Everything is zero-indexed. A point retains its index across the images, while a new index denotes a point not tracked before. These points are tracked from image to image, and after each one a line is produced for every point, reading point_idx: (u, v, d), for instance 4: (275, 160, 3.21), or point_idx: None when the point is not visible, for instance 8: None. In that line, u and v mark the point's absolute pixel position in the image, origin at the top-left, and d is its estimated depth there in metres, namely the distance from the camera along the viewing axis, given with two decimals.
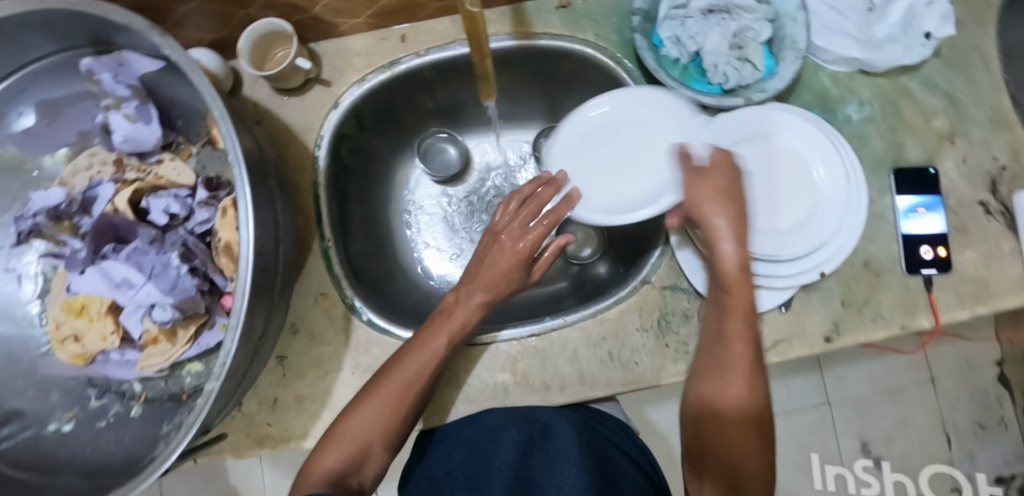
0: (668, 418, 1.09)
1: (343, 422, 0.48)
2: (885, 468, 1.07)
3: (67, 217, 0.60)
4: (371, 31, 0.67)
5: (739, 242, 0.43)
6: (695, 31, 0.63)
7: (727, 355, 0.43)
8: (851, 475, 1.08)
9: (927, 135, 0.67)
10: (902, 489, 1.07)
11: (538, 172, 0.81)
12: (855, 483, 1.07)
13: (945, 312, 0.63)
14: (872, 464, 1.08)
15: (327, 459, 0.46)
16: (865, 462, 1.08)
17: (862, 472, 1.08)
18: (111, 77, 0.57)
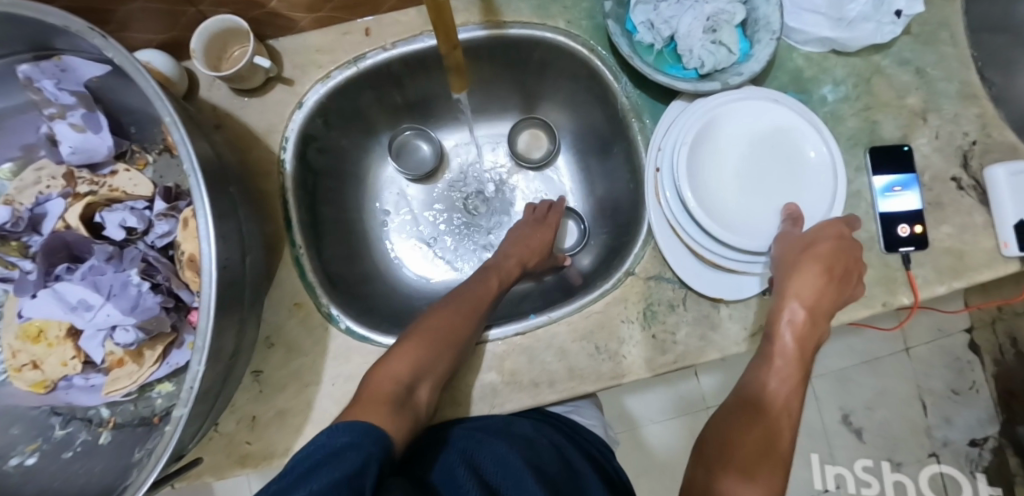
0: (645, 405, 1.10)
1: (397, 352, 0.52)
2: (884, 468, 1.09)
3: (14, 236, 0.57)
4: (333, 26, 0.64)
5: (816, 303, 0.50)
6: (669, 14, 0.62)
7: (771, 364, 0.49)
8: (851, 475, 1.09)
9: (900, 112, 0.67)
10: (902, 489, 1.09)
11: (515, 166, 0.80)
12: (855, 483, 1.09)
13: (923, 288, 0.63)
14: (872, 464, 1.10)
15: (393, 373, 0.50)
16: (866, 462, 1.10)
17: (861, 473, 1.09)
18: (53, 85, 0.53)
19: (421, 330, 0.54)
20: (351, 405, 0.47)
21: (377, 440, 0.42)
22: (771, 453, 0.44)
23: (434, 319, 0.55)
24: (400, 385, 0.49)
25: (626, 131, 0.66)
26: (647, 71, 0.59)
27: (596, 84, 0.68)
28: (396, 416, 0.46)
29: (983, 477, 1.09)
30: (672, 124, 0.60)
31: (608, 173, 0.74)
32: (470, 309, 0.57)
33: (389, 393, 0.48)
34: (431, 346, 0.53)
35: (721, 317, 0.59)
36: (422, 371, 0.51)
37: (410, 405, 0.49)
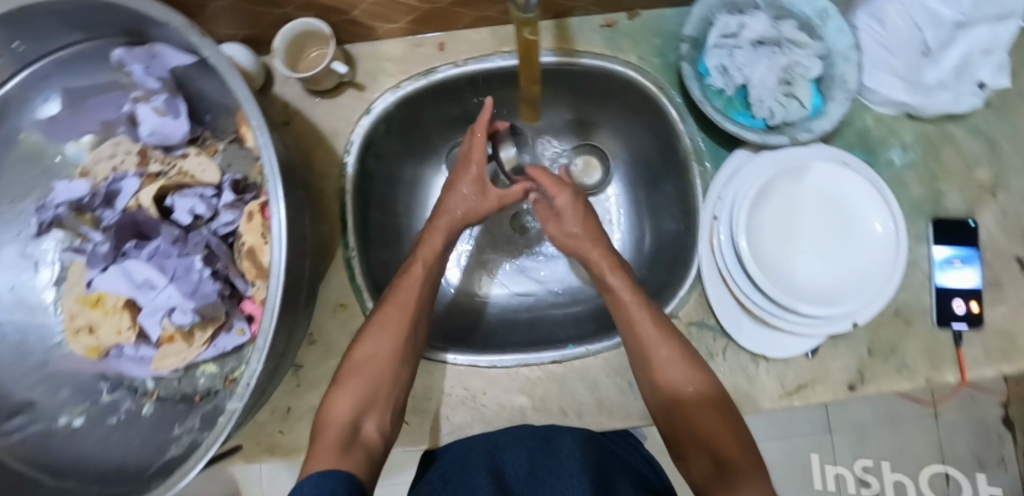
0: None
1: (340, 390, 0.53)
2: (885, 467, 1.07)
3: (89, 210, 0.59)
4: (407, 36, 0.66)
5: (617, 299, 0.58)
6: (743, 62, 0.61)
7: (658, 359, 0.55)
8: (851, 475, 1.07)
9: (968, 184, 0.65)
10: (901, 488, 1.06)
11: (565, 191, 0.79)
12: (855, 483, 1.06)
13: (971, 368, 0.61)
14: (873, 464, 1.07)
15: (337, 418, 0.51)
16: (866, 462, 1.07)
17: (862, 473, 1.07)
18: (141, 69, 0.56)
19: (354, 363, 0.54)
20: (309, 455, 0.46)
21: (341, 479, 0.41)
22: (728, 430, 0.51)
23: (363, 345, 0.55)
24: (344, 428, 0.49)
25: (684, 174, 0.66)
26: (716, 118, 0.59)
27: (658, 120, 0.68)
28: (350, 457, 0.46)
29: (984, 477, 1.06)
30: (737, 173, 0.61)
31: (658, 209, 0.73)
32: (401, 316, 0.56)
33: (340, 436, 0.48)
34: (372, 356, 0.54)
35: (757, 372, 0.60)
36: (366, 405, 0.52)
37: (358, 442, 0.49)
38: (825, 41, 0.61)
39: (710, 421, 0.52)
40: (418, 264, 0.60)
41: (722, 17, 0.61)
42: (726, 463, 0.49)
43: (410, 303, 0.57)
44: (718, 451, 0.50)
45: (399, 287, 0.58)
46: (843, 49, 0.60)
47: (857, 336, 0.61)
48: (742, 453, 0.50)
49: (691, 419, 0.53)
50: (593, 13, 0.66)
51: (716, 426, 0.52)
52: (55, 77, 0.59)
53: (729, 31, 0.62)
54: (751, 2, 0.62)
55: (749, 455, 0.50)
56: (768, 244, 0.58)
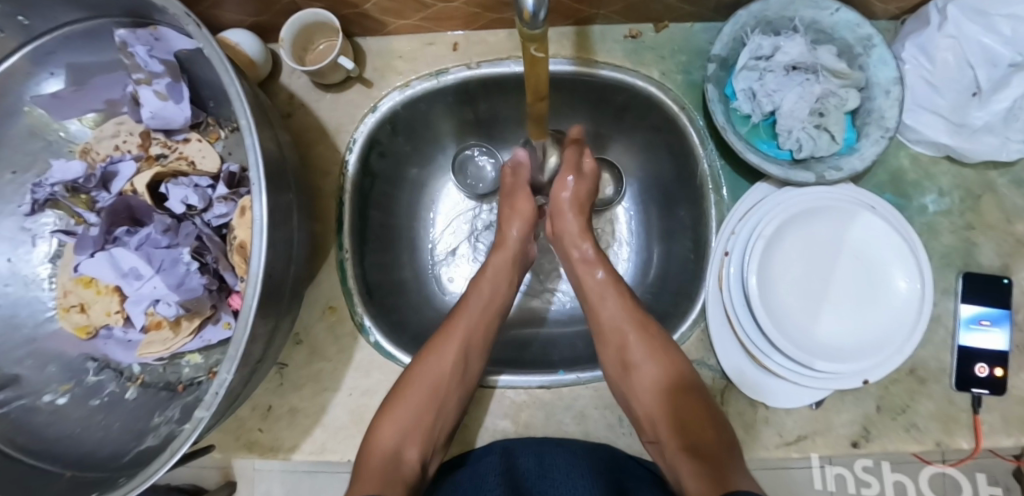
0: None
1: (383, 420, 0.53)
2: (884, 467, 0.98)
3: (84, 191, 0.59)
4: (421, 33, 0.63)
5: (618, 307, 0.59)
6: (774, 88, 0.57)
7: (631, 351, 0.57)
8: (851, 475, 0.98)
9: (1006, 238, 0.60)
10: (903, 491, 0.98)
11: None
12: (855, 484, 0.98)
13: (988, 435, 0.57)
14: (872, 464, 0.98)
15: (382, 446, 0.51)
16: (866, 462, 0.98)
17: (861, 472, 0.99)
18: (145, 51, 0.53)
19: (413, 376, 0.55)
20: (352, 487, 0.47)
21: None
22: (704, 419, 0.51)
23: (410, 380, 0.55)
24: (387, 457, 0.50)
25: (699, 200, 0.62)
26: (738, 147, 0.54)
27: (677, 140, 0.64)
28: (390, 490, 0.46)
29: (984, 475, 0.98)
30: (757, 207, 0.57)
31: (670, 232, 0.69)
32: (458, 342, 0.57)
33: (381, 466, 0.49)
34: (419, 407, 0.54)
35: (757, 418, 0.57)
36: (410, 434, 0.53)
37: (400, 472, 0.50)
38: (865, 72, 0.56)
39: (688, 408, 0.52)
40: (473, 297, 0.61)
41: (755, 37, 0.57)
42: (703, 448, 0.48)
43: (464, 333, 0.58)
44: (695, 436, 0.50)
45: (453, 322, 0.59)
46: (884, 82, 0.55)
47: (867, 391, 0.57)
48: (715, 434, 0.49)
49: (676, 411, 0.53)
50: (618, 22, 0.62)
51: (696, 414, 0.52)
52: (60, 52, 0.57)
53: (762, 53, 0.57)
54: (788, 23, 0.57)
55: (725, 440, 0.49)
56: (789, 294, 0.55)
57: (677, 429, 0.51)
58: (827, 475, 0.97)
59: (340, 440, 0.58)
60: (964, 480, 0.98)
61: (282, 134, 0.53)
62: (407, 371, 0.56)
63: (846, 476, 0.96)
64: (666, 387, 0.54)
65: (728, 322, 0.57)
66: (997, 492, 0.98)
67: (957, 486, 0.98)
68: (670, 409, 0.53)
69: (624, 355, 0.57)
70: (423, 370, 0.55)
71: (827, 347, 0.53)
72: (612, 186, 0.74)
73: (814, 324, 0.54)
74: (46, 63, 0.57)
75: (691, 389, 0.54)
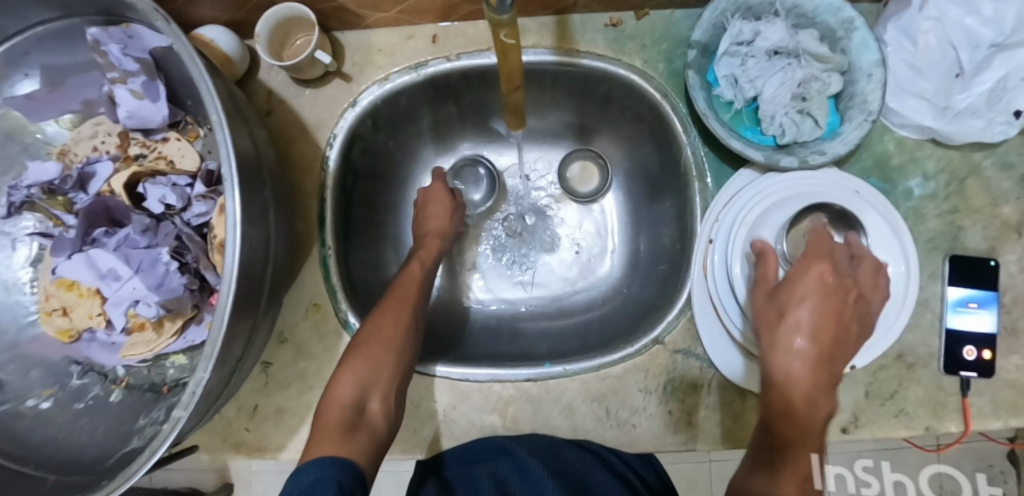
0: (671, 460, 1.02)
1: (342, 371, 0.52)
2: (885, 467, 1.00)
3: (61, 193, 0.58)
4: (400, 27, 0.63)
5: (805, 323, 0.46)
6: (755, 74, 0.57)
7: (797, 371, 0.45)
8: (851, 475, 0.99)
9: (993, 221, 0.59)
10: (902, 488, 0.98)
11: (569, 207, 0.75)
12: (854, 482, 0.99)
13: (977, 419, 0.56)
14: (872, 463, 0.99)
15: (342, 399, 0.50)
16: (866, 461, 0.99)
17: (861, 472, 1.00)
18: (119, 49, 0.52)
19: (365, 341, 0.53)
20: (310, 443, 0.46)
21: (343, 467, 0.43)
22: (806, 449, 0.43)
23: (367, 329, 0.54)
24: (346, 409, 0.49)
25: (685, 190, 0.62)
26: (721, 134, 0.54)
27: (661, 129, 0.64)
28: (350, 443, 0.46)
29: (985, 476, 0.98)
30: (739, 194, 0.57)
31: (655, 223, 0.69)
32: (400, 306, 0.56)
33: (340, 421, 0.48)
34: (380, 351, 0.52)
35: (745, 407, 0.56)
36: (372, 383, 0.50)
37: (364, 424, 0.48)
38: (847, 55, 0.56)
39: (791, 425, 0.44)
40: (415, 267, 0.61)
41: (735, 23, 0.56)
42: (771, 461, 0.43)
43: (410, 297, 0.58)
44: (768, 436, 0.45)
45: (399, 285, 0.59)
46: (866, 64, 0.54)
47: (855, 377, 0.57)
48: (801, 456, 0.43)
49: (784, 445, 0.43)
50: (598, 11, 0.61)
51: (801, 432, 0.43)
52: (34, 53, 0.56)
53: (743, 38, 0.56)
54: (768, 7, 0.57)
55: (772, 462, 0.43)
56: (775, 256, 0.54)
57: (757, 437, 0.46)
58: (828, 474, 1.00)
59: None
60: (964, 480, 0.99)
61: (258, 130, 0.53)
62: (360, 332, 0.54)
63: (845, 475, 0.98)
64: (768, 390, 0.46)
65: (715, 308, 0.57)
66: (996, 491, 0.98)
67: (956, 485, 0.99)
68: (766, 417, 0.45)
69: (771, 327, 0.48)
70: (382, 324, 0.54)
71: None
72: (596, 180, 0.74)
73: None
74: (19, 63, 0.57)
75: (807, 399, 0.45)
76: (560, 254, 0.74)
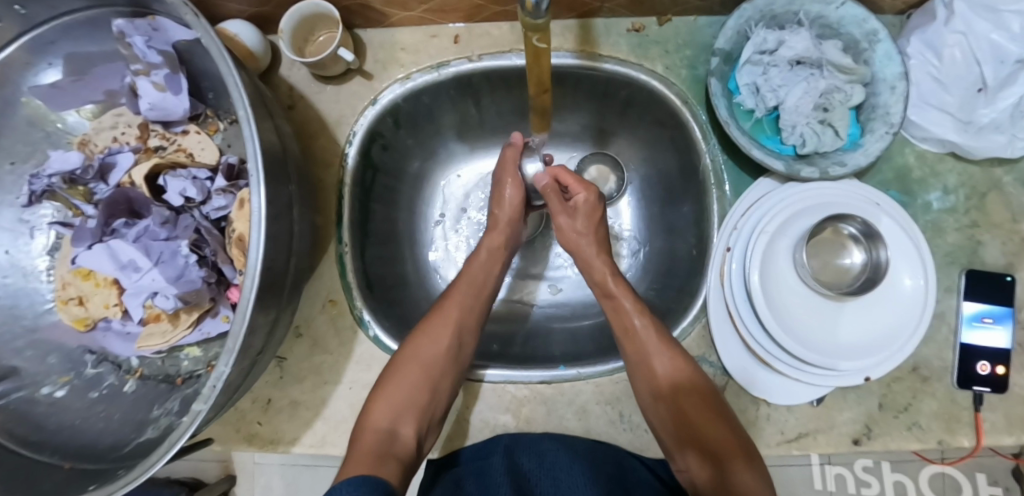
0: None
1: (377, 398, 0.53)
2: (884, 466, 0.98)
3: (81, 182, 0.58)
4: (423, 26, 0.63)
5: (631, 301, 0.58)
6: (778, 83, 0.57)
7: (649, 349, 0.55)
8: (851, 475, 0.98)
9: (1011, 236, 0.59)
10: (902, 489, 0.97)
11: None
12: (854, 483, 0.97)
13: (990, 434, 0.56)
14: (872, 463, 0.98)
15: (376, 423, 0.51)
16: (866, 461, 0.98)
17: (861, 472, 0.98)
18: (142, 42, 0.52)
19: (410, 358, 0.55)
20: (345, 462, 0.46)
21: (373, 488, 0.41)
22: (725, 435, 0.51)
23: (407, 352, 0.55)
24: (380, 435, 0.50)
25: (702, 196, 0.62)
26: (742, 142, 0.54)
27: (681, 135, 0.63)
28: (385, 467, 0.46)
29: (985, 475, 0.98)
30: (758, 203, 0.57)
31: (671, 227, 0.69)
32: (450, 325, 0.57)
33: (376, 445, 0.48)
34: (417, 376, 0.54)
35: (758, 415, 0.56)
36: (405, 412, 0.52)
37: (396, 449, 0.49)
38: (871, 67, 0.56)
39: (707, 421, 0.52)
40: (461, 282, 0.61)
41: (760, 31, 0.56)
42: (722, 456, 0.50)
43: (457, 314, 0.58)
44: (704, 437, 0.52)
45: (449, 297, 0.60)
46: (890, 77, 0.54)
47: (869, 388, 0.57)
48: (736, 442, 0.51)
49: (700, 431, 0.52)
50: (622, 16, 0.61)
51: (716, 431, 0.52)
52: (60, 42, 0.56)
53: (767, 47, 0.56)
54: (793, 17, 0.57)
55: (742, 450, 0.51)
56: (792, 273, 0.54)
57: (697, 444, 0.52)
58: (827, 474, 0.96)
59: (340, 434, 0.58)
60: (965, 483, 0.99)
61: (282, 126, 0.53)
62: (397, 357, 0.56)
63: (845, 476, 0.97)
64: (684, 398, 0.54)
65: (730, 316, 0.57)
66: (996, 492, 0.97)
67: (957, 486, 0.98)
68: (696, 427, 0.52)
69: (638, 368, 0.55)
70: (422, 350, 0.55)
71: (825, 344, 0.53)
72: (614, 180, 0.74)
73: (817, 322, 0.54)
74: (44, 52, 0.57)
75: (710, 397, 0.54)
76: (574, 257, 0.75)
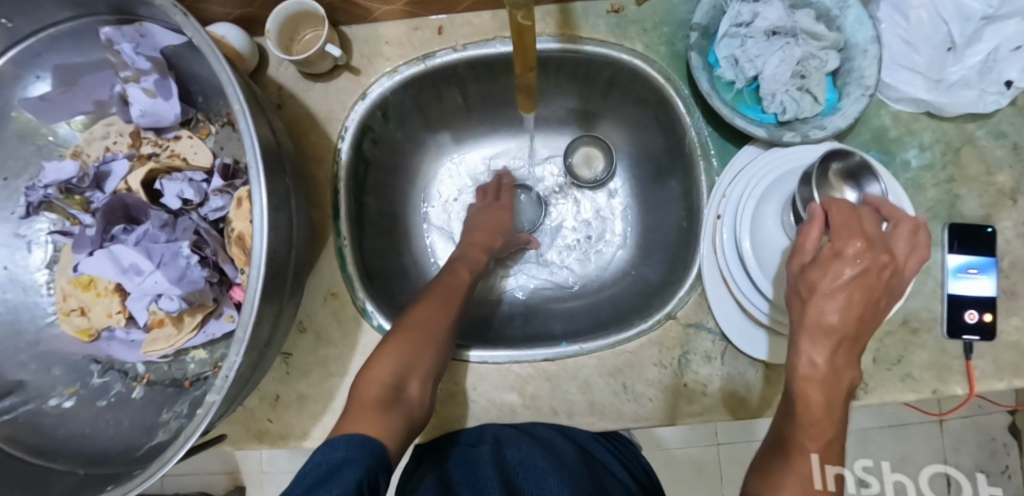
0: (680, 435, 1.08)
1: (380, 353, 0.52)
2: (885, 467, 1.02)
3: (78, 192, 0.59)
4: (406, 19, 0.64)
5: None
6: (755, 53, 0.59)
7: None
8: (852, 475, 1.02)
9: (988, 188, 0.61)
10: (901, 489, 1.03)
11: (574, 197, 0.78)
12: (855, 482, 1.01)
13: (980, 381, 0.58)
14: (873, 463, 1.02)
15: (379, 376, 0.50)
16: (866, 461, 1.02)
17: (862, 472, 1.02)
18: (131, 48, 0.53)
19: (405, 328, 0.53)
20: (343, 418, 0.46)
21: (373, 449, 0.42)
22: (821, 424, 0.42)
23: (414, 313, 0.55)
24: (385, 386, 0.49)
25: (690, 170, 0.64)
26: (725, 113, 0.56)
27: (664, 112, 0.65)
28: (385, 422, 0.45)
29: (985, 476, 1.01)
30: (744, 169, 0.58)
31: (662, 202, 0.71)
32: (445, 300, 0.57)
33: (378, 398, 0.48)
34: (423, 340, 0.53)
35: (757, 376, 0.58)
36: (411, 367, 0.51)
37: (400, 404, 0.48)
38: (844, 32, 0.57)
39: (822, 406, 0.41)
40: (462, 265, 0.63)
41: (734, 4, 0.58)
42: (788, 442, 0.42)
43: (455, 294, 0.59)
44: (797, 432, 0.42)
45: (440, 280, 0.61)
46: (862, 41, 0.56)
47: None
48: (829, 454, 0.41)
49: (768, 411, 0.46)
50: None
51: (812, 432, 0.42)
52: (47, 55, 0.56)
53: (742, 19, 0.59)
54: None
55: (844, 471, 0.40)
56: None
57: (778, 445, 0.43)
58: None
59: None
60: (964, 479, 1.01)
61: (275, 121, 0.54)
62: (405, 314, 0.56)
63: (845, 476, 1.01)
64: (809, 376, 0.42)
65: (724, 278, 0.58)
66: (996, 491, 1.00)
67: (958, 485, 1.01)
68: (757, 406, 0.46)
69: None
70: (426, 314, 0.55)
71: None
72: (602, 163, 0.77)
73: None
74: (32, 65, 0.57)
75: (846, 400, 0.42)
76: (561, 240, 0.77)
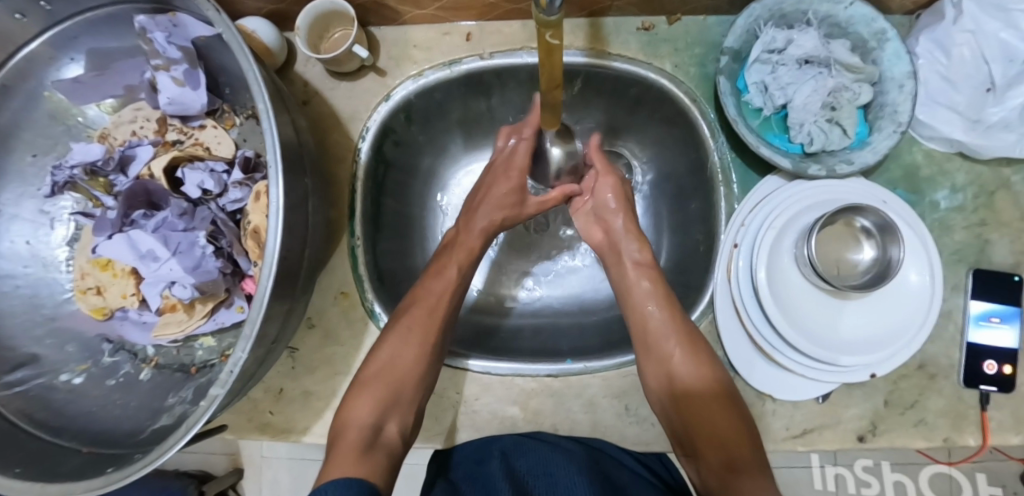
0: None
1: (359, 395, 0.53)
2: (884, 467, 0.96)
3: (102, 174, 0.60)
4: (435, 24, 0.64)
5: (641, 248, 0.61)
6: (786, 81, 0.57)
7: (653, 328, 0.56)
8: (851, 475, 0.96)
9: (1018, 236, 0.60)
10: (902, 489, 0.96)
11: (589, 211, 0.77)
12: (855, 483, 0.96)
13: (996, 433, 0.57)
14: (872, 463, 0.96)
15: (358, 420, 0.50)
16: (866, 460, 0.97)
17: (862, 472, 0.97)
18: (164, 37, 0.53)
19: (384, 361, 0.54)
20: (327, 460, 0.46)
21: (359, 489, 0.40)
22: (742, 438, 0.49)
23: (383, 352, 0.55)
24: (365, 429, 0.49)
25: (710, 194, 0.62)
26: (750, 140, 0.55)
27: (689, 133, 0.64)
28: (365, 464, 0.45)
29: (986, 475, 0.96)
30: (765, 200, 0.57)
31: (680, 225, 0.70)
32: (427, 325, 0.56)
33: (359, 440, 0.48)
34: (399, 375, 0.53)
35: (764, 410, 0.57)
36: (389, 408, 0.52)
37: (380, 445, 0.48)
38: (880, 66, 0.56)
39: (728, 423, 0.51)
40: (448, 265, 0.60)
41: (769, 30, 0.57)
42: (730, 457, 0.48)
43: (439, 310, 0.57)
44: (730, 454, 0.48)
45: (421, 290, 0.59)
46: (898, 76, 0.55)
47: (875, 385, 0.57)
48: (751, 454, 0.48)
49: (705, 424, 0.51)
50: (632, 14, 0.62)
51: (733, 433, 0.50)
52: (83, 37, 0.58)
53: (775, 46, 0.57)
54: (802, 16, 0.57)
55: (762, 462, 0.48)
56: (794, 270, 0.55)
57: (715, 447, 0.49)
58: (826, 474, 0.95)
59: None
60: (963, 478, 0.96)
61: (299, 119, 0.54)
62: (383, 342, 0.56)
63: (847, 476, 0.95)
64: (700, 402, 0.52)
65: (736, 310, 0.58)
66: (996, 492, 0.96)
67: (955, 485, 0.96)
68: (697, 418, 0.52)
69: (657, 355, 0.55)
70: (408, 341, 0.55)
71: (829, 339, 0.54)
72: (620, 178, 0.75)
73: (826, 320, 0.55)
74: (68, 47, 0.58)
75: (732, 404, 0.52)
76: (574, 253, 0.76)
